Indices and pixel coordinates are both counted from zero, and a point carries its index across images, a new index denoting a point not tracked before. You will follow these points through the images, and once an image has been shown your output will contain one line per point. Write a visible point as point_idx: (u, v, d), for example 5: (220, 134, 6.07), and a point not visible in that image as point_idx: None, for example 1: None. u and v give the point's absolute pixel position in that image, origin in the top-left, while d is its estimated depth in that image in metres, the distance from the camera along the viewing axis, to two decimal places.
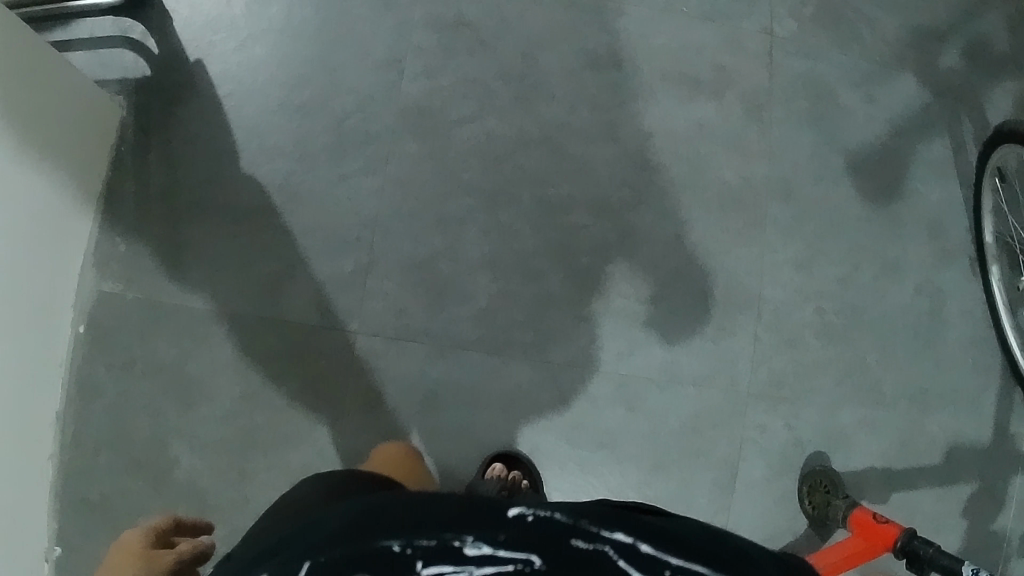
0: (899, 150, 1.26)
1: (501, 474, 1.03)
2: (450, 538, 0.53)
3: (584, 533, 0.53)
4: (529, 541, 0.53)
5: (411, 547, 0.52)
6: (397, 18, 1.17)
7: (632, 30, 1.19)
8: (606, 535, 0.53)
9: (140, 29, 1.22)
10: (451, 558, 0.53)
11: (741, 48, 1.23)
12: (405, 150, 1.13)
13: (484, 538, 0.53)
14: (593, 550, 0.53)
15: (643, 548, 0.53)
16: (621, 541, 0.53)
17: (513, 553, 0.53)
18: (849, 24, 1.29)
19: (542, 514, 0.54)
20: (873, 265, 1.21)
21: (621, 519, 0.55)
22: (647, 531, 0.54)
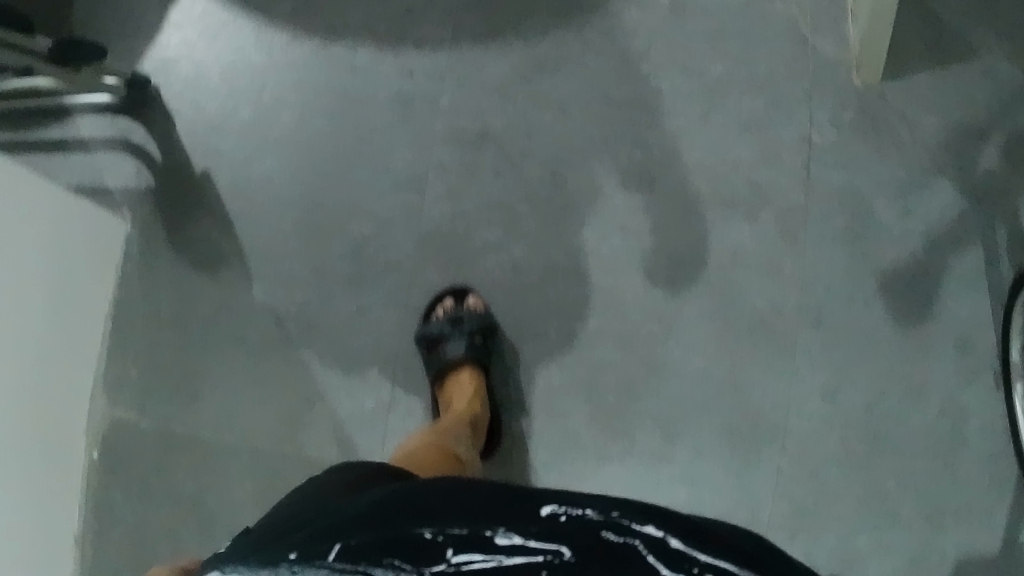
0: (932, 265, 1.20)
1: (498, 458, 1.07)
2: (482, 529, 0.57)
3: (615, 527, 0.57)
4: (561, 533, 0.57)
5: (442, 535, 0.57)
6: (418, 132, 1.10)
7: (666, 144, 1.13)
8: (637, 529, 0.56)
9: (142, 132, 1.14)
10: (478, 547, 0.56)
11: (777, 159, 1.16)
12: (426, 281, 1.07)
13: (514, 529, 0.57)
14: (623, 544, 0.56)
15: (674, 543, 0.56)
16: (652, 535, 0.56)
17: (543, 545, 0.56)
18: (888, 131, 1.23)
19: (575, 510, 0.58)
20: (895, 388, 1.17)
21: (652, 513, 0.58)
22: (678, 527, 0.57)
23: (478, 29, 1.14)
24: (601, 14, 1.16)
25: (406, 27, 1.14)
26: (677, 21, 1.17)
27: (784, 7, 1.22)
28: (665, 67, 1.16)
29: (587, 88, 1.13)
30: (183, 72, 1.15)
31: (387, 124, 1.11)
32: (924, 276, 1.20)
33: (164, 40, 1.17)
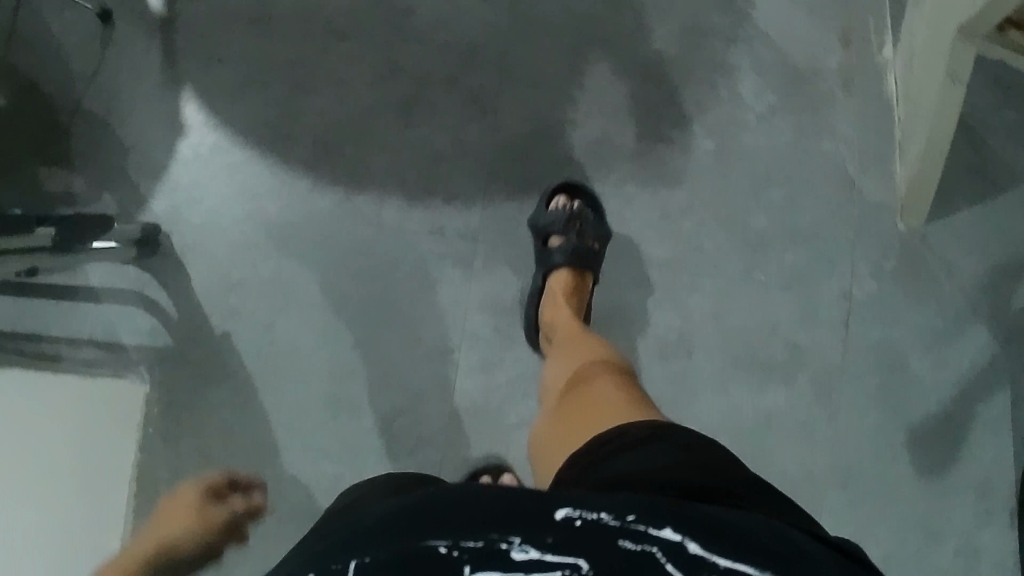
0: (963, 412, 1.14)
1: (566, 205, 1.04)
2: (496, 540, 0.46)
3: (631, 534, 0.47)
4: (578, 544, 0.46)
5: (460, 549, 0.46)
6: (450, 297, 1.05)
7: (704, 308, 1.09)
8: (654, 534, 0.46)
9: (158, 288, 1.07)
10: (497, 564, 0.46)
11: (817, 317, 1.12)
12: (457, 456, 1.02)
13: (529, 542, 0.46)
14: (640, 552, 0.46)
15: (692, 548, 0.46)
16: (670, 540, 0.46)
17: (561, 557, 0.46)
18: (930, 275, 1.17)
19: (591, 517, 0.47)
20: (917, 540, 1.11)
21: (666, 513, 0.48)
22: (698, 526, 0.47)
23: (513, 179, 1.08)
24: (643, 163, 1.10)
25: (437, 177, 1.07)
26: (721, 167, 1.11)
27: (833, 147, 1.16)
28: (708, 219, 1.10)
29: (626, 247, 1.08)
30: (196, 214, 1.08)
31: (416, 288, 1.05)
32: (964, 431, 1.14)
33: (174, 175, 1.10)
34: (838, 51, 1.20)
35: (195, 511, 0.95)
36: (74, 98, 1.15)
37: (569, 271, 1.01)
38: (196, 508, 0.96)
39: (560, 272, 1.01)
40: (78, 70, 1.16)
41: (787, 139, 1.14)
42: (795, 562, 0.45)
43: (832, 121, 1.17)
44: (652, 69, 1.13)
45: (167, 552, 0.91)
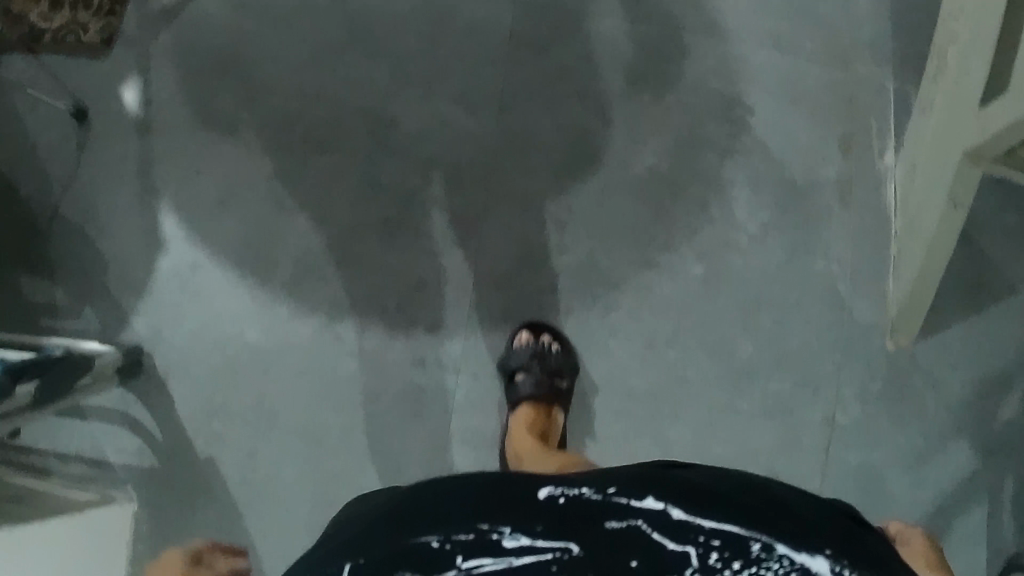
0: (938, 534, 1.12)
1: (531, 339, 1.03)
2: (487, 532, 0.53)
3: (615, 513, 0.54)
4: (566, 526, 0.53)
5: (451, 542, 0.52)
6: (430, 429, 1.04)
7: (683, 439, 1.08)
8: (636, 507, 0.54)
9: (146, 414, 1.08)
10: (487, 551, 0.52)
11: (798, 444, 1.10)
12: None
13: (519, 530, 0.53)
14: (626, 526, 0.54)
15: (675, 514, 0.53)
16: (653, 510, 0.54)
17: (550, 542, 0.53)
18: (914, 395, 1.15)
19: (573, 495, 0.55)
20: None
21: (650, 487, 0.56)
22: (673, 495, 0.55)
23: (493, 308, 1.06)
24: (628, 289, 1.08)
25: (416, 304, 1.06)
26: (710, 294, 1.09)
27: (825, 267, 1.13)
28: (692, 348, 1.08)
29: (607, 378, 1.07)
30: (177, 335, 1.07)
31: (398, 418, 1.05)
32: None
33: (155, 292, 1.08)
34: (837, 160, 1.16)
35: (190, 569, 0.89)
36: (52, 200, 1.13)
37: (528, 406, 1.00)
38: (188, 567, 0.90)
39: (523, 407, 1.00)
40: (56, 171, 1.13)
41: (779, 259, 1.11)
42: (771, 521, 0.53)
43: (827, 239, 1.14)
44: (644, 186, 1.09)
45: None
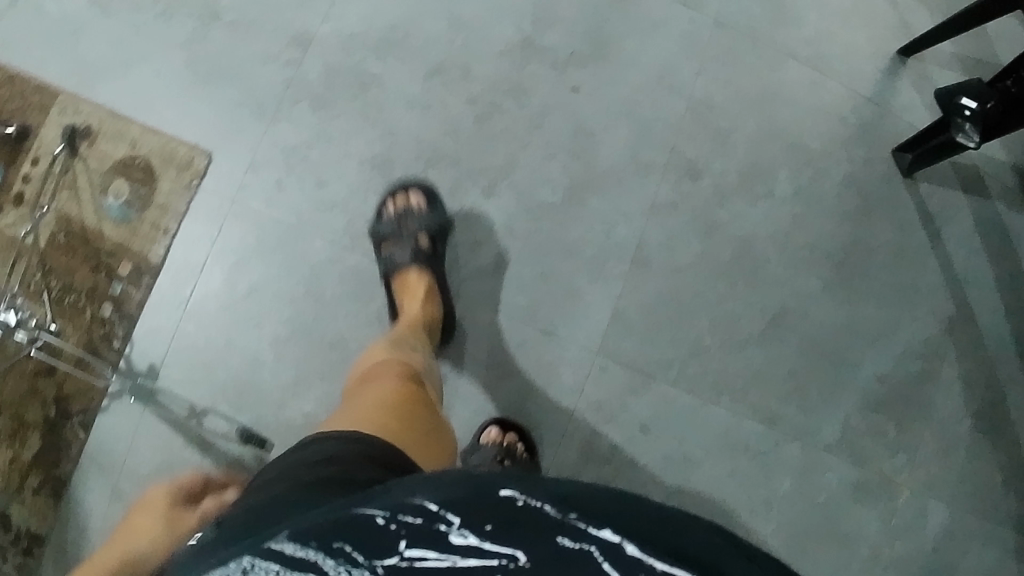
0: None
1: None
2: (434, 520, 0.40)
3: (570, 528, 0.38)
4: (514, 533, 0.39)
5: (396, 523, 0.41)
6: None
7: None
8: (593, 531, 0.38)
9: None
10: (433, 544, 0.40)
11: None
12: None
13: (466, 525, 0.39)
14: (578, 551, 0.38)
15: (630, 550, 0.37)
16: (609, 540, 0.38)
17: (497, 547, 0.39)
18: None
19: (532, 501, 0.39)
20: None
21: (617, 503, 0.39)
22: (647, 522, 0.38)
23: None
24: None
25: None
26: None
27: None
28: None
29: None
30: None
31: None
32: None
33: None
34: None
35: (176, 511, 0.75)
36: None
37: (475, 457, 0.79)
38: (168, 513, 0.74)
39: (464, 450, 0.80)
40: None
41: None
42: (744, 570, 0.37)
43: None
44: None
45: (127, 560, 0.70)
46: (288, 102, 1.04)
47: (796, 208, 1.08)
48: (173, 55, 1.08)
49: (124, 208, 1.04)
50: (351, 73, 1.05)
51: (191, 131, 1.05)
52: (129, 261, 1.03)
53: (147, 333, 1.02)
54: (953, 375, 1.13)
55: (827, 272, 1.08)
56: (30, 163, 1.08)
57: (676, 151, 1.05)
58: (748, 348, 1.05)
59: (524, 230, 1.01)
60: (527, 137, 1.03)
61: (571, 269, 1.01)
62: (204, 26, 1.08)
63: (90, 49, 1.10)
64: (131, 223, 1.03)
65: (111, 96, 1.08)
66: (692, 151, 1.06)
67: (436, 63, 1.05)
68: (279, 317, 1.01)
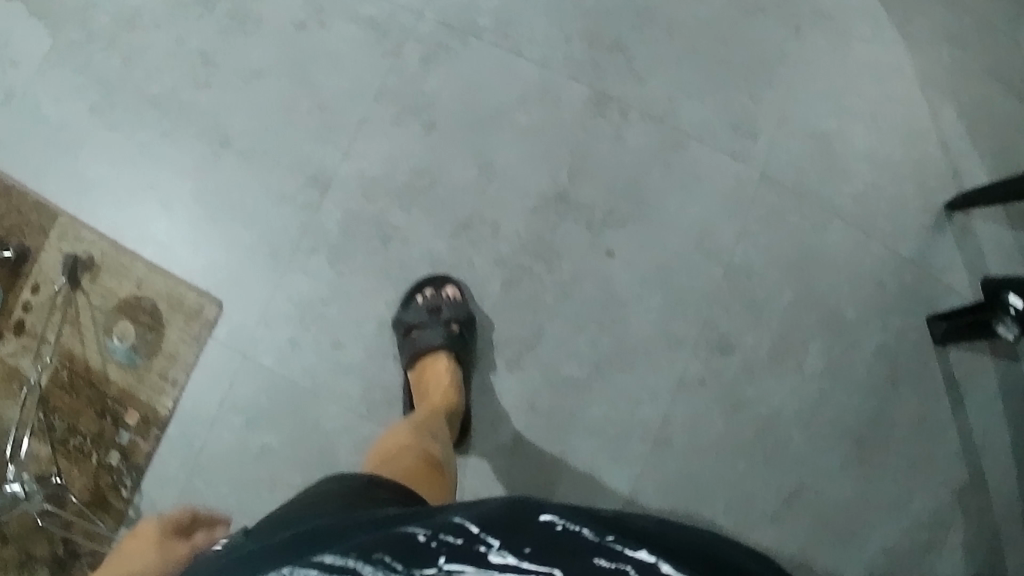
0: None
1: None
2: (477, 540, 0.44)
3: (608, 552, 0.43)
4: (555, 555, 0.43)
5: (437, 542, 0.45)
6: None
7: None
8: (629, 554, 0.43)
9: None
10: (473, 561, 0.44)
11: None
12: None
13: (507, 546, 0.43)
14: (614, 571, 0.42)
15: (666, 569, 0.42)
16: (645, 560, 0.43)
17: (537, 566, 0.43)
18: None
19: (571, 527, 0.45)
20: None
21: (643, 539, 0.45)
22: (670, 555, 0.44)
23: None
24: None
25: None
26: None
27: None
28: None
29: None
30: None
31: None
32: None
33: None
34: None
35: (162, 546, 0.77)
36: None
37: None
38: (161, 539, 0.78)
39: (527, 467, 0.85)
40: None
41: None
42: None
43: None
44: None
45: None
46: (305, 251, 0.98)
47: (824, 384, 1.05)
48: (182, 182, 1.01)
49: (129, 351, 0.99)
50: (373, 224, 0.98)
51: (201, 274, 0.99)
52: (137, 411, 0.99)
53: (158, 482, 0.99)
54: (964, 550, 1.07)
55: (847, 449, 1.06)
56: (30, 290, 1.03)
57: (709, 323, 1.01)
58: (761, 525, 1.04)
59: (547, 407, 0.98)
60: (556, 307, 0.98)
61: (591, 448, 0.99)
62: (214, 152, 1.01)
63: (95, 168, 1.04)
64: (137, 369, 0.99)
65: (117, 224, 1.02)
66: (725, 324, 1.02)
67: (463, 217, 0.98)
68: (292, 484, 0.97)
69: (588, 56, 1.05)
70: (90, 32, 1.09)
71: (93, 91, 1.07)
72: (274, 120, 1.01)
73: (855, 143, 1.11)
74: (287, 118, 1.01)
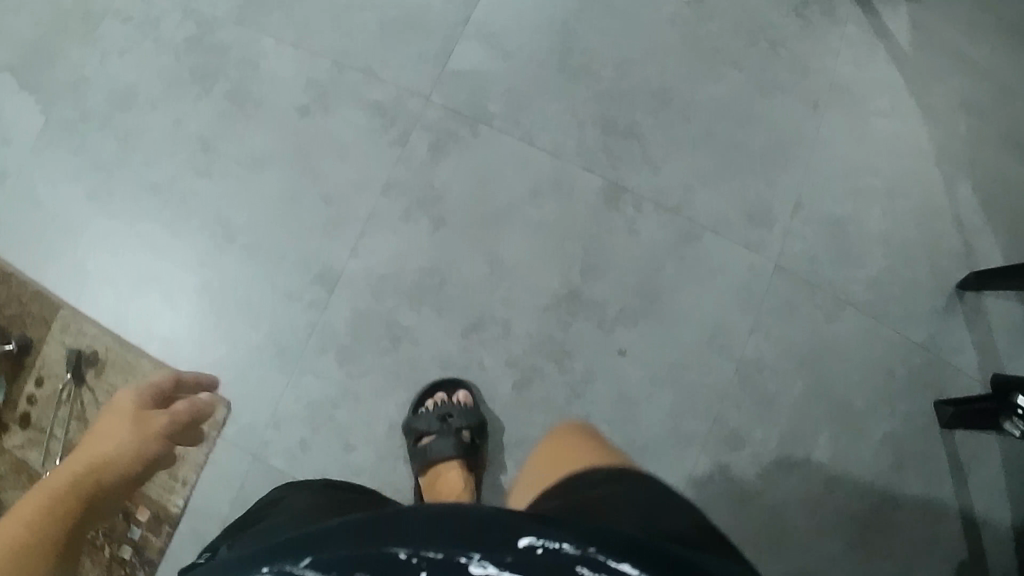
0: None
1: None
2: (456, 553, 0.39)
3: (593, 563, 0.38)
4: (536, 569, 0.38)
5: (419, 557, 0.39)
6: None
7: None
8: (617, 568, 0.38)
9: None
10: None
11: None
12: None
13: (488, 557, 0.38)
14: None
15: None
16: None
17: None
18: None
19: (553, 544, 0.38)
20: None
21: (631, 542, 0.39)
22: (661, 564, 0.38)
23: None
24: None
25: None
26: None
27: None
28: None
29: None
30: None
31: None
32: None
33: None
34: None
35: (137, 420, 0.79)
36: None
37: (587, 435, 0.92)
38: (136, 421, 0.79)
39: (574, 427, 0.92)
40: None
41: None
42: None
43: None
44: None
45: (96, 469, 0.68)
46: (313, 352, 0.97)
47: (834, 474, 1.04)
48: (186, 277, 0.99)
49: None
50: (382, 325, 0.97)
51: (209, 373, 0.98)
52: (149, 508, 0.96)
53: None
54: None
55: (854, 537, 1.03)
56: (35, 382, 1.01)
57: (720, 419, 1.01)
58: None
59: None
60: (567, 407, 0.97)
61: None
62: (218, 247, 0.99)
63: (97, 259, 1.02)
64: None
65: (120, 317, 1.00)
66: (735, 420, 1.01)
67: (474, 317, 0.97)
68: None
69: (601, 144, 1.03)
70: (85, 110, 1.06)
71: (91, 176, 1.04)
72: (277, 213, 0.99)
73: (871, 226, 1.09)
74: (292, 210, 0.99)
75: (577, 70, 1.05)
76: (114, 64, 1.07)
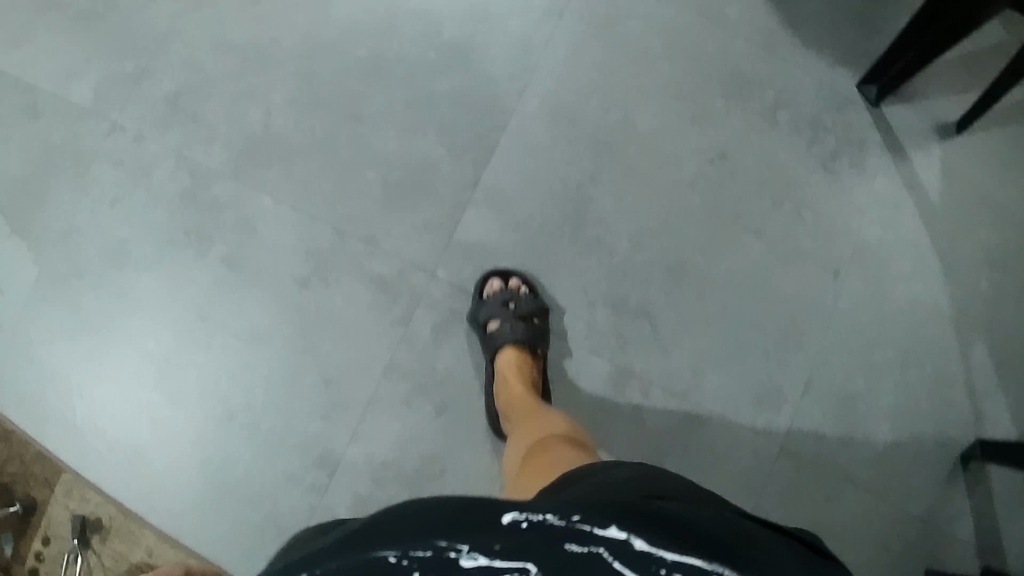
0: None
1: None
2: (443, 549, 0.36)
3: (577, 535, 0.38)
4: (525, 552, 0.37)
5: (410, 559, 0.36)
6: None
7: None
8: (599, 533, 0.38)
9: None
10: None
11: None
12: None
13: (477, 548, 0.37)
14: (585, 553, 0.37)
15: (638, 544, 0.38)
16: (616, 538, 0.38)
17: (509, 562, 0.37)
18: None
19: (537, 519, 0.38)
20: None
21: (612, 511, 0.40)
22: (640, 520, 0.39)
23: None
24: None
25: None
26: None
27: None
28: None
29: None
30: None
31: None
32: None
33: None
34: None
35: None
36: None
37: (516, 349, 0.93)
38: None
39: (507, 353, 0.92)
40: None
41: None
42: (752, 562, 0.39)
43: None
44: None
45: None
46: None
47: None
48: (184, 450, 0.99)
49: None
50: None
51: (212, 545, 0.97)
52: None
53: None
54: None
55: None
56: (41, 540, 1.00)
57: None
58: None
59: None
60: None
61: None
62: (216, 423, 0.99)
63: (101, 423, 1.01)
64: None
65: (122, 486, 1.00)
66: None
67: None
68: None
69: (614, 324, 1.02)
70: (75, 264, 1.03)
71: (88, 336, 1.02)
72: (277, 391, 0.99)
73: (883, 401, 1.04)
74: (292, 388, 0.98)
75: (589, 241, 1.02)
76: (105, 214, 1.03)
